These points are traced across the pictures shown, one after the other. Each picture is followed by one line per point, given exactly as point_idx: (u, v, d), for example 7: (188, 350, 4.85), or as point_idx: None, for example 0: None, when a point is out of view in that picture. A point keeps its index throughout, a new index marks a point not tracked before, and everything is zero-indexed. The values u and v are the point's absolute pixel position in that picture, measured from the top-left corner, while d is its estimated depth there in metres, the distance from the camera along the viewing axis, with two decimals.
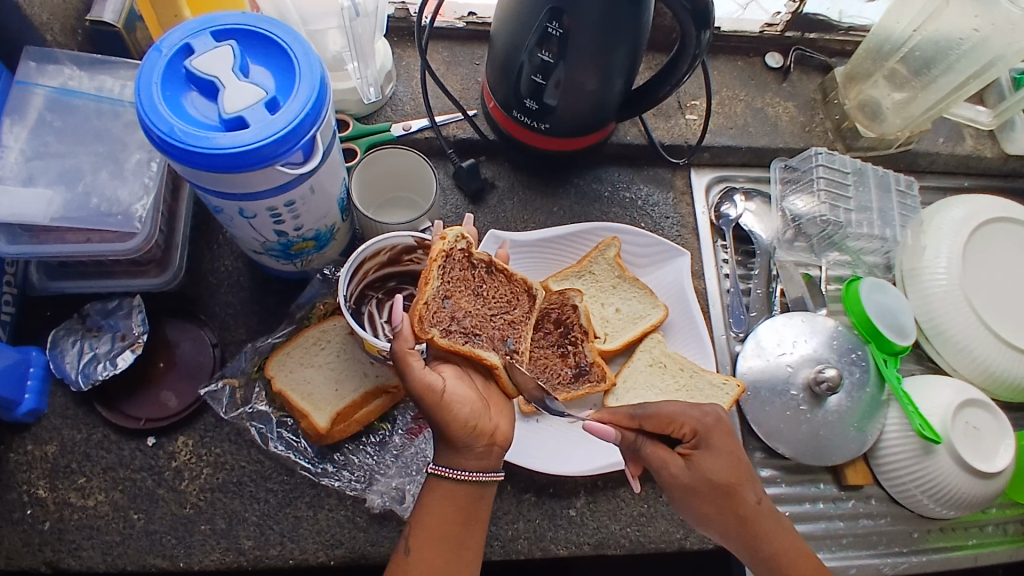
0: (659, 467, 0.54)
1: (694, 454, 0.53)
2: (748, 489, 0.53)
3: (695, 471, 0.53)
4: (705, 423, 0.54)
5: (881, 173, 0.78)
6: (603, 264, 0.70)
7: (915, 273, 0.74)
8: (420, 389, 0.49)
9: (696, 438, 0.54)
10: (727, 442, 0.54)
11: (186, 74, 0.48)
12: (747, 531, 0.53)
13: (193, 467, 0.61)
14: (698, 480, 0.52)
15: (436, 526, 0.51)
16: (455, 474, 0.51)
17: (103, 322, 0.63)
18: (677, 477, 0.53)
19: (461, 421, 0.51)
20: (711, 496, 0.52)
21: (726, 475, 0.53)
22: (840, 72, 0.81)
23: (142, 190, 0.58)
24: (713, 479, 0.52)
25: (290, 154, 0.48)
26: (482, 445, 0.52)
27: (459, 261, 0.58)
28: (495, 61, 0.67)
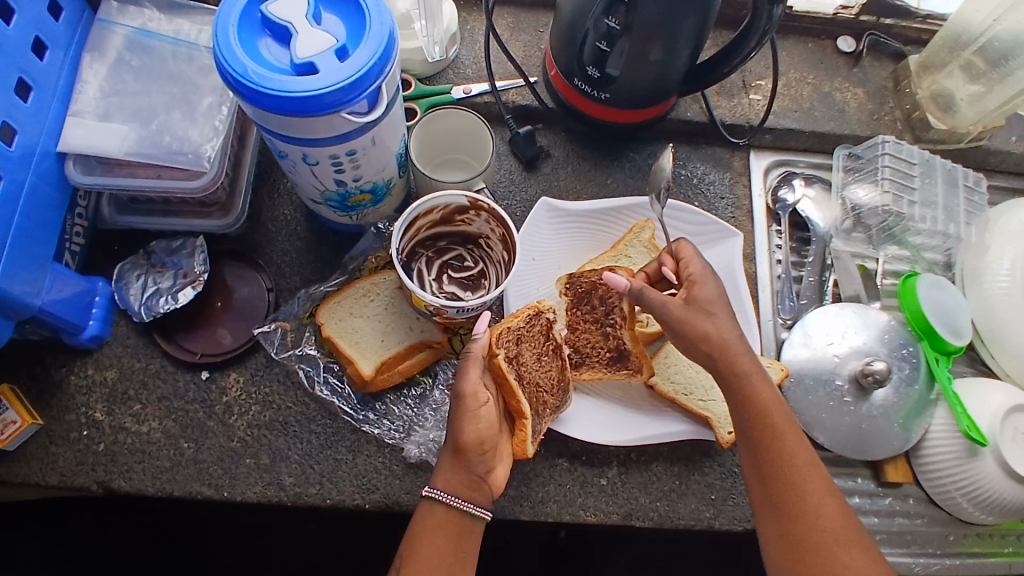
0: (661, 302, 0.58)
1: (690, 284, 0.59)
2: (725, 322, 0.58)
3: (689, 302, 0.58)
4: (701, 263, 0.60)
5: (950, 167, 0.76)
6: (639, 249, 0.69)
7: (977, 273, 0.72)
8: (467, 389, 0.55)
9: (695, 275, 0.59)
10: (716, 287, 0.59)
11: (262, 19, 0.50)
12: (720, 360, 0.56)
13: (243, 404, 0.63)
14: (686, 307, 0.58)
15: (429, 559, 0.52)
16: (448, 499, 0.53)
17: (167, 259, 0.66)
18: (670, 307, 0.58)
19: (478, 434, 0.54)
20: (693, 317, 0.57)
21: (715, 302, 0.58)
22: (915, 60, 0.78)
23: (212, 131, 0.60)
24: (699, 303, 0.58)
25: (355, 102, 0.50)
26: (480, 476, 0.55)
27: (540, 325, 0.64)
28: (560, 28, 0.67)
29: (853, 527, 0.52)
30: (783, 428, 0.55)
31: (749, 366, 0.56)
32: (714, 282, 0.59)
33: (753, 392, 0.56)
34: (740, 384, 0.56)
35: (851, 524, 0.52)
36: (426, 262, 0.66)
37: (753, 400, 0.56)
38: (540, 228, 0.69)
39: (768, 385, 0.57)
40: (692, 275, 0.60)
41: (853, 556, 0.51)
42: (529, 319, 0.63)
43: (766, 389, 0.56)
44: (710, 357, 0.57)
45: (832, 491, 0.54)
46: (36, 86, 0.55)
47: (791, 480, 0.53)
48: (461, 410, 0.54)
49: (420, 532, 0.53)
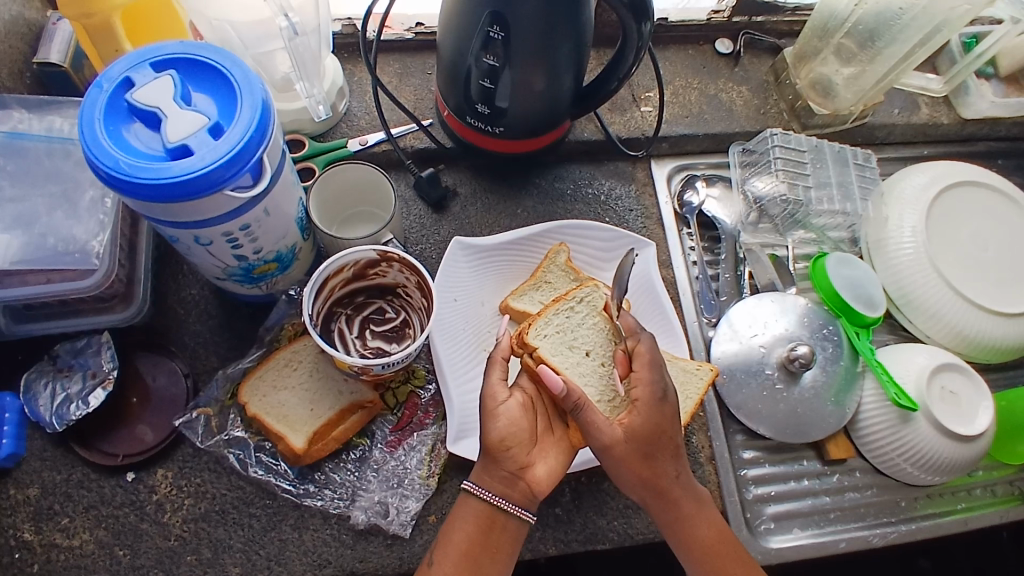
0: (595, 437, 0.54)
1: (630, 408, 0.55)
2: (668, 463, 0.55)
3: (627, 432, 0.54)
4: (654, 390, 0.55)
5: (838, 149, 0.79)
6: (558, 274, 0.69)
7: (881, 244, 0.75)
8: (492, 391, 0.55)
9: (639, 401, 0.55)
10: (661, 416, 0.55)
11: (128, 107, 0.48)
12: (656, 494, 0.55)
13: (175, 499, 0.60)
14: (622, 437, 0.54)
15: (459, 544, 0.53)
16: (482, 493, 0.54)
17: (74, 361, 0.63)
18: (603, 432, 0.54)
19: (501, 434, 0.54)
20: (634, 454, 0.54)
21: (655, 436, 0.55)
22: (790, 52, 0.81)
23: (98, 226, 0.58)
24: (640, 439, 0.54)
25: (237, 177, 0.49)
26: (514, 475, 0.55)
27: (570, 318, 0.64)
28: (443, 69, 0.68)
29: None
30: (728, 564, 0.56)
31: (688, 503, 0.56)
32: (658, 412, 0.55)
33: (693, 523, 0.56)
34: (684, 524, 0.56)
35: None
36: (344, 323, 0.65)
37: (692, 537, 0.56)
38: (456, 268, 0.68)
39: (714, 519, 0.58)
40: (636, 404, 0.55)
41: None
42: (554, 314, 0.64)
43: (707, 527, 0.57)
44: (651, 495, 0.55)
45: None
46: None
47: None
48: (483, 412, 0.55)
49: (456, 518, 0.54)
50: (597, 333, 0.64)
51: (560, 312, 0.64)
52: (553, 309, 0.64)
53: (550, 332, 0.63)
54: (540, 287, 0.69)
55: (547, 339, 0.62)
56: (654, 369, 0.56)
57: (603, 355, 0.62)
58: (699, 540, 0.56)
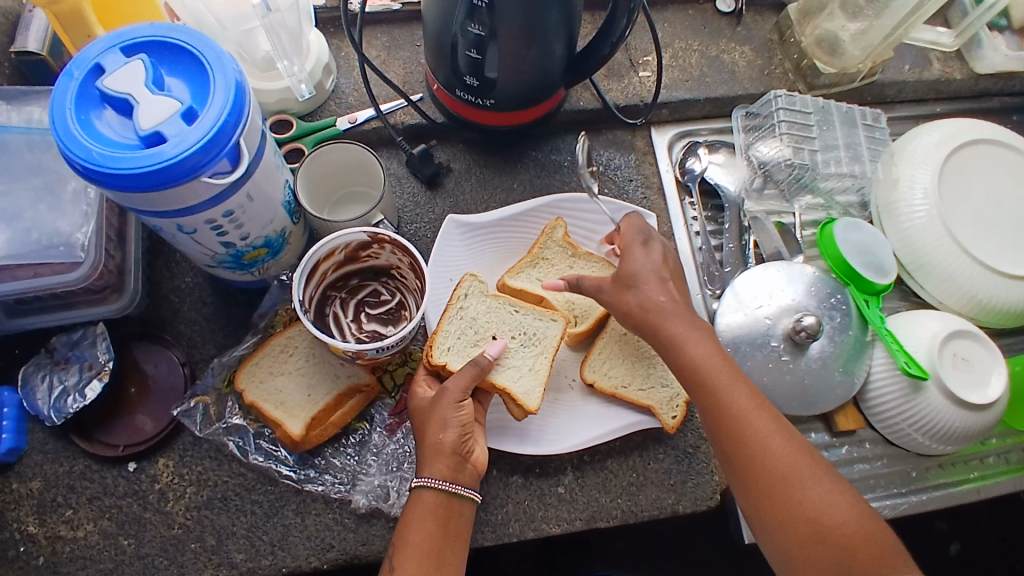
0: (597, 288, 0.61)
1: (627, 258, 0.61)
2: (652, 291, 0.58)
3: (623, 271, 0.60)
4: (640, 236, 0.62)
5: (846, 110, 0.75)
6: (556, 248, 0.68)
7: (891, 207, 0.72)
8: (450, 391, 0.55)
9: (637, 250, 0.61)
10: (658, 258, 0.60)
11: (100, 95, 0.47)
12: (658, 336, 0.57)
13: (177, 488, 0.61)
14: (625, 274, 0.60)
15: (419, 543, 0.51)
16: (437, 483, 0.53)
17: (70, 353, 0.62)
18: (606, 289, 0.60)
19: (461, 422, 0.55)
20: (620, 287, 0.60)
21: (645, 271, 0.59)
22: (794, 8, 0.77)
23: (82, 218, 0.57)
24: (625, 279, 0.59)
25: (214, 163, 0.47)
26: (462, 459, 0.54)
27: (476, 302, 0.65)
28: (430, 42, 0.65)
29: (805, 457, 0.52)
30: (715, 377, 0.54)
31: (685, 333, 0.56)
32: (648, 254, 0.60)
33: (703, 365, 0.55)
34: (673, 348, 0.56)
35: (836, 498, 0.50)
36: (342, 305, 0.64)
37: (681, 357, 0.56)
38: (452, 247, 0.67)
39: (723, 362, 0.55)
40: (634, 254, 0.60)
41: (812, 487, 0.50)
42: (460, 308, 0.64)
43: (696, 346, 0.56)
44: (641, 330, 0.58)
45: (808, 464, 0.51)
46: None
47: (750, 452, 0.52)
48: (440, 403, 0.55)
49: (411, 519, 0.52)
50: (496, 316, 0.64)
51: (454, 319, 0.63)
52: (447, 319, 0.62)
53: (454, 344, 0.62)
54: (540, 263, 0.68)
55: (453, 352, 0.61)
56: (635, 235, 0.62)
57: (510, 329, 0.64)
58: (690, 369, 0.55)
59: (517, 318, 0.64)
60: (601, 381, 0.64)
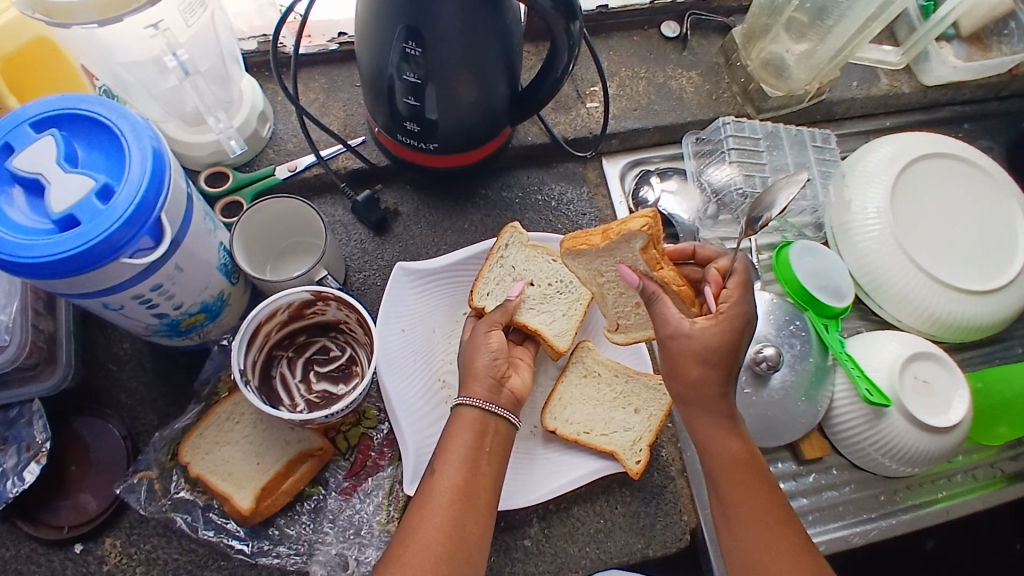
0: (664, 323, 0.52)
1: (714, 319, 0.51)
2: (717, 378, 0.51)
3: (694, 332, 0.51)
4: (736, 314, 0.51)
5: (795, 132, 0.75)
6: (630, 254, 0.55)
7: (845, 227, 0.72)
8: (478, 329, 0.60)
9: (724, 316, 0.51)
10: (735, 338, 0.51)
11: (9, 175, 0.44)
12: (688, 401, 0.53)
13: (126, 568, 0.58)
14: (693, 333, 0.51)
15: (460, 449, 0.52)
16: (475, 402, 0.55)
17: (6, 433, 0.59)
18: (672, 330, 0.51)
19: (489, 365, 0.57)
20: (688, 354, 0.51)
21: (714, 351, 0.50)
22: (738, 32, 0.76)
23: (5, 295, 0.54)
24: (688, 350, 0.51)
25: (135, 240, 0.45)
26: (497, 386, 0.57)
27: (520, 251, 0.66)
28: (367, 84, 0.63)
29: None
30: (752, 478, 0.52)
31: (710, 415, 0.52)
32: (733, 331, 0.51)
33: (725, 454, 0.52)
34: (703, 436, 0.53)
35: None
36: (289, 368, 0.62)
37: (712, 448, 0.53)
38: (402, 296, 0.65)
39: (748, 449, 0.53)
40: (720, 319, 0.51)
41: None
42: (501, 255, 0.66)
43: (736, 442, 0.52)
44: (681, 398, 0.53)
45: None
46: None
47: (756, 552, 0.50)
48: (471, 345, 0.59)
49: (457, 431, 0.54)
50: (535, 265, 0.66)
51: (494, 266, 0.66)
52: (488, 266, 0.65)
53: (493, 289, 0.65)
54: (605, 256, 0.57)
55: (491, 296, 0.65)
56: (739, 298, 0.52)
57: (546, 277, 0.66)
58: (725, 456, 0.52)
59: (554, 266, 0.66)
60: (563, 427, 0.62)
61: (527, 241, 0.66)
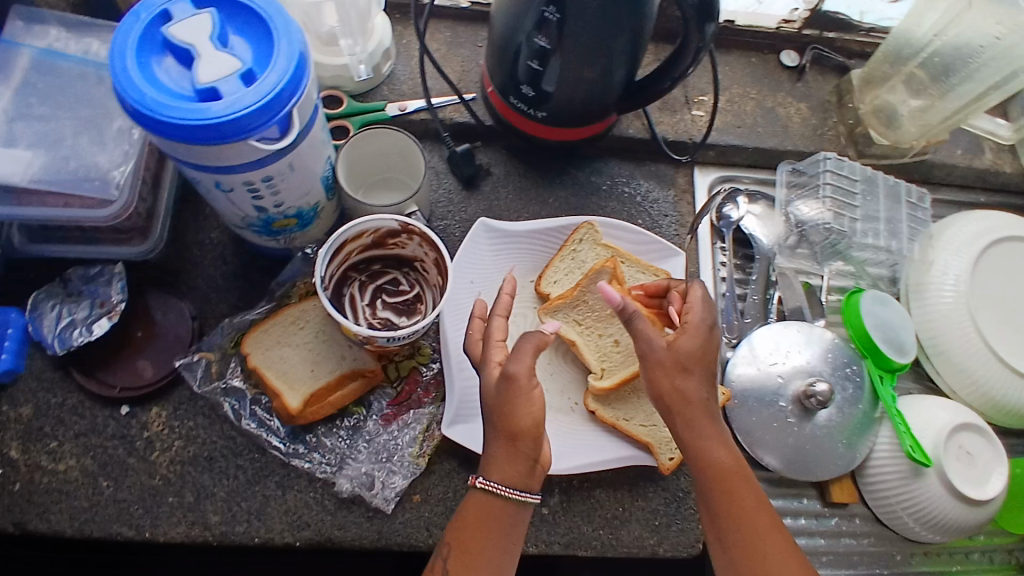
0: (647, 342, 0.53)
1: (681, 329, 0.54)
2: (699, 381, 0.53)
3: (671, 344, 0.53)
4: (705, 319, 0.55)
5: (892, 183, 0.75)
6: (600, 297, 0.66)
7: (921, 287, 0.71)
8: (517, 372, 0.51)
9: (691, 324, 0.54)
10: (706, 342, 0.54)
11: (163, 41, 0.47)
12: (677, 419, 0.52)
13: (165, 439, 0.60)
14: (670, 345, 0.53)
15: (467, 542, 0.50)
16: (501, 490, 0.50)
17: (84, 288, 0.62)
18: (654, 347, 0.53)
19: (533, 419, 0.51)
20: (670, 362, 0.53)
21: (688, 360, 0.53)
22: (857, 74, 0.77)
23: (122, 157, 0.56)
24: (666, 359, 0.53)
25: (264, 127, 0.47)
26: (529, 460, 0.51)
27: (591, 250, 0.67)
28: (493, 44, 0.65)
29: None
30: (739, 487, 0.52)
31: (700, 421, 0.52)
32: (705, 337, 0.54)
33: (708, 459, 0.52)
34: (693, 454, 0.52)
35: None
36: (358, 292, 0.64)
37: (705, 458, 0.52)
38: (477, 249, 0.66)
39: (729, 448, 0.53)
40: (690, 327, 0.54)
41: None
42: (575, 251, 0.67)
43: (722, 451, 0.52)
44: (668, 414, 0.53)
45: None
46: None
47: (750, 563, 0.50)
48: (513, 392, 0.50)
49: (477, 526, 0.50)
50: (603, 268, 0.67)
51: (565, 259, 0.67)
52: (558, 257, 0.67)
53: (561, 280, 0.67)
54: (580, 304, 0.66)
55: (558, 288, 0.67)
56: (704, 306, 0.55)
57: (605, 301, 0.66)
58: (713, 471, 0.52)
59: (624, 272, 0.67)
60: (604, 411, 0.63)
61: (600, 241, 0.67)
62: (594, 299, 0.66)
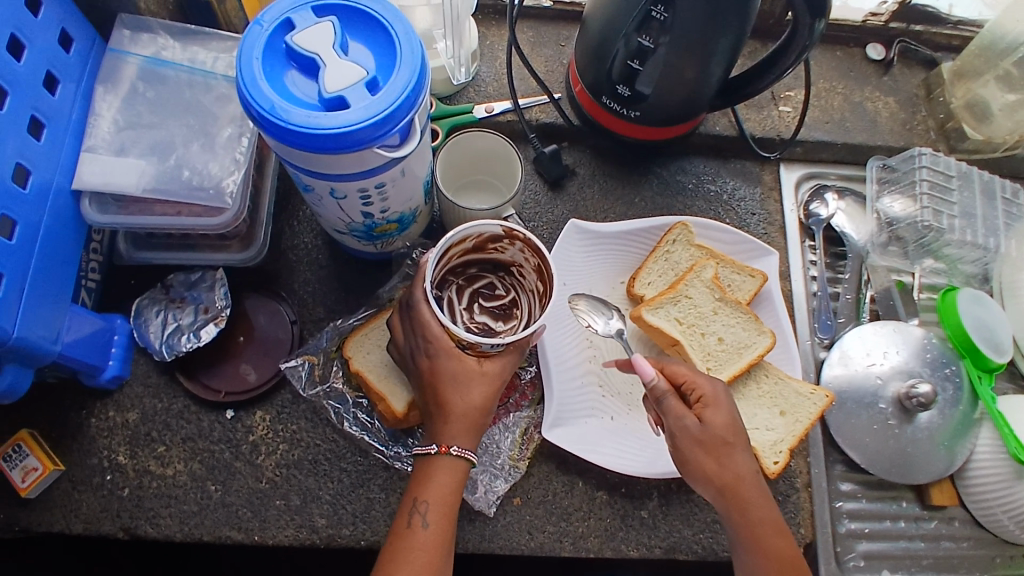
0: (674, 425, 0.52)
1: (702, 405, 0.53)
2: (740, 459, 0.52)
3: (706, 417, 0.52)
4: (715, 388, 0.53)
5: (987, 179, 0.73)
6: (699, 288, 0.66)
7: (1013, 288, 0.70)
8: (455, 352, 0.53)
9: (707, 396, 0.53)
10: (731, 415, 0.53)
11: (287, 50, 0.47)
12: (730, 502, 0.51)
13: (270, 443, 0.61)
14: (698, 425, 0.52)
15: (442, 496, 0.52)
16: (464, 453, 0.53)
17: (187, 293, 0.63)
18: (682, 428, 0.52)
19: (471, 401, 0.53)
20: (712, 437, 0.51)
21: (729, 431, 0.52)
22: (948, 67, 0.75)
23: (233, 164, 0.58)
24: (709, 434, 0.51)
25: (386, 136, 0.47)
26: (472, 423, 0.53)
27: (685, 251, 0.67)
28: (586, 43, 0.65)
29: None
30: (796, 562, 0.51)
31: (747, 504, 0.51)
32: (728, 409, 0.53)
33: (765, 541, 0.51)
34: (752, 528, 0.51)
35: None
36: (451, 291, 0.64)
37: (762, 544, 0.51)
38: (569, 251, 0.66)
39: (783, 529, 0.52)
40: (709, 401, 0.53)
41: None
42: (669, 251, 0.67)
43: (774, 531, 0.51)
44: (721, 495, 0.51)
45: None
46: (48, 122, 0.52)
47: None
48: (462, 374, 0.53)
49: (429, 481, 0.52)
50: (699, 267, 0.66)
51: (659, 259, 0.67)
52: (652, 258, 0.67)
53: (654, 280, 0.67)
54: (679, 301, 0.65)
55: (653, 288, 0.66)
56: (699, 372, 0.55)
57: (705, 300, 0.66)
58: (768, 532, 0.51)
59: (720, 271, 0.67)
60: None
61: (694, 241, 0.67)
62: (696, 294, 0.66)
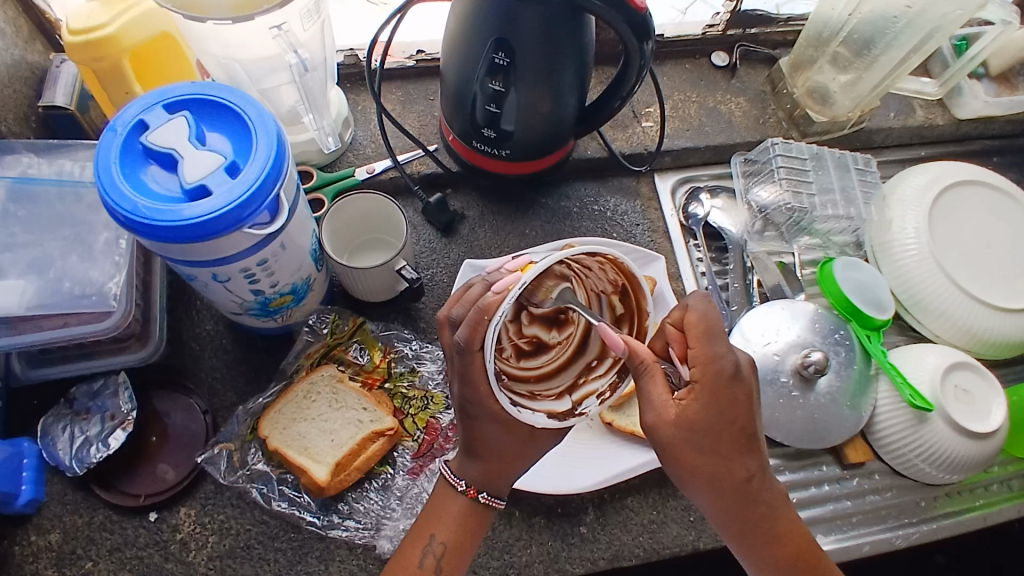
0: (649, 411, 0.48)
1: (691, 392, 0.47)
2: (731, 457, 0.48)
3: (681, 420, 0.47)
4: (718, 375, 0.47)
5: (838, 155, 0.80)
6: None
7: (885, 246, 0.75)
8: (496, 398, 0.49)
9: (702, 385, 0.47)
10: (730, 407, 0.47)
11: (144, 150, 0.49)
12: (719, 496, 0.49)
13: (199, 537, 0.60)
14: (680, 420, 0.47)
15: (448, 527, 0.54)
16: (489, 501, 0.54)
17: (92, 403, 0.62)
18: (658, 419, 0.47)
19: (500, 446, 0.52)
20: (684, 443, 0.47)
21: (721, 429, 0.47)
22: (785, 62, 0.82)
23: (114, 267, 0.58)
24: (686, 436, 0.47)
25: (255, 215, 0.49)
26: (496, 468, 0.53)
27: None
28: (447, 95, 0.68)
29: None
30: (788, 533, 0.52)
31: (734, 497, 0.49)
32: (726, 401, 0.47)
33: (758, 520, 0.50)
34: (746, 514, 0.50)
35: None
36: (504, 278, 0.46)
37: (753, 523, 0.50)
38: None
39: (784, 505, 0.51)
40: (699, 390, 0.47)
41: None
42: None
43: (769, 507, 0.50)
44: (704, 491, 0.49)
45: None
46: None
47: None
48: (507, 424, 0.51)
49: (443, 517, 0.54)
50: None
51: None
52: None
53: None
54: None
55: None
56: (707, 349, 0.47)
57: None
58: (758, 520, 0.51)
59: None
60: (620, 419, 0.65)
61: None
62: None
